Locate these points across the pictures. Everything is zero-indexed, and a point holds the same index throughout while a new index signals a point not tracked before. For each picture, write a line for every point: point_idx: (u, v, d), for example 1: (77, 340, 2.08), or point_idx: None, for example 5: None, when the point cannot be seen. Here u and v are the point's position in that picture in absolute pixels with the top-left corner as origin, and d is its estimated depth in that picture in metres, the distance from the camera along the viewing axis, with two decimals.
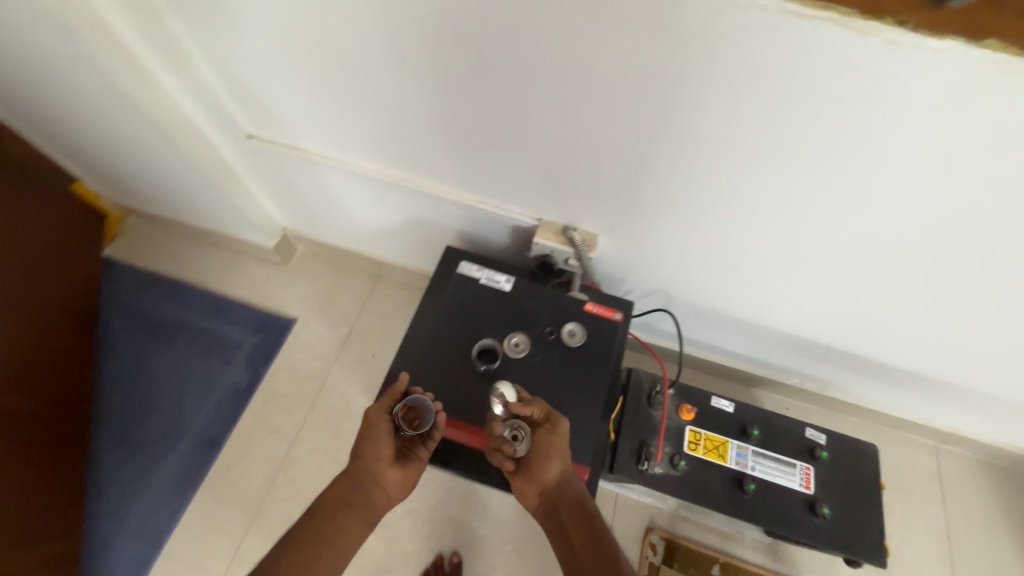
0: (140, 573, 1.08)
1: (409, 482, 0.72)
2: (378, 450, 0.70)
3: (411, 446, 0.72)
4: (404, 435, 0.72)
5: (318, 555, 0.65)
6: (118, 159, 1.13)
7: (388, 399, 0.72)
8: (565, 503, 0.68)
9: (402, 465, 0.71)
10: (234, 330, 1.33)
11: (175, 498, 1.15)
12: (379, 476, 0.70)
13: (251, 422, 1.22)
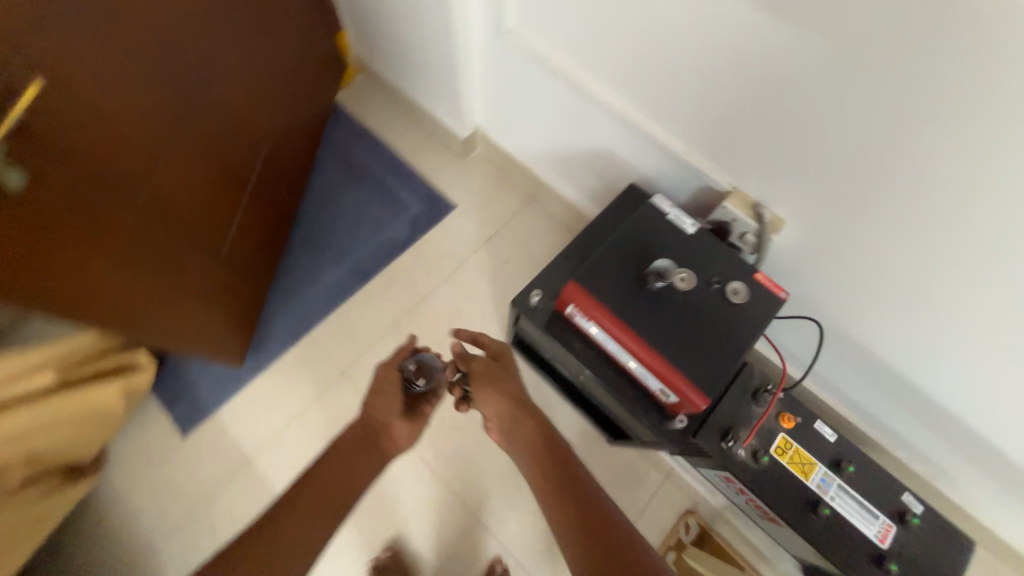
0: (292, 341, 1.33)
1: (415, 433, 0.96)
2: (394, 406, 0.93)
3: (418, 404, 0.96)
4: (413, 394, 0.96)
5: (323, 512, 0.81)
6: (389, 19, 1.34)
7: (403, 357, 0.96)
8: (522, 418, 0.91)
9: (411, 418, 0.95)
10: (408, 195, 1.55)
11: (330, 301, 1.38)
12: (388, 425, 0.93)
13: (397, 271, 1.44)
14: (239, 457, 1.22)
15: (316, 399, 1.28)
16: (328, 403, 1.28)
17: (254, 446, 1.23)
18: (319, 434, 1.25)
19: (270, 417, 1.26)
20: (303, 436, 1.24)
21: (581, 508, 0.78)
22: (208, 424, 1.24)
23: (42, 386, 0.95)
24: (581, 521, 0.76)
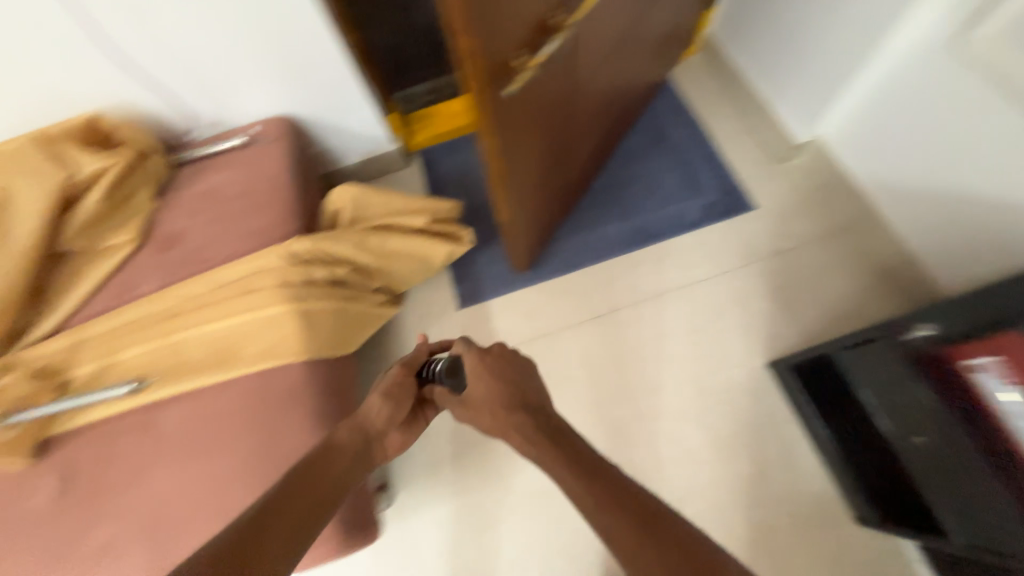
0: (563, 270, 1.44)
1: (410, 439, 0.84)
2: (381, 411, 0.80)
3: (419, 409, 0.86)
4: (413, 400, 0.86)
5: (301, 495, 0.61)
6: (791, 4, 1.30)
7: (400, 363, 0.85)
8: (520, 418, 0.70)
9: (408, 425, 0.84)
10: (709, 180, 1.53)
11: (606, 249, 1.46)
12: (384, 433, 0.78)
13: (676, 246, 1.45)
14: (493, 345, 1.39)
15: (569, 328, 1.38)
16: (577, 336, 1.37)
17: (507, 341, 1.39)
18: (561, 359, 1.35)
19: (526, 324, 1.40)
20: (548, 354, 1.36)
21: (608, 495, 0.56)
22: (479, 307, 1.44)
23: (411, 226, 1.25)
24: (620, 522, 0.52)
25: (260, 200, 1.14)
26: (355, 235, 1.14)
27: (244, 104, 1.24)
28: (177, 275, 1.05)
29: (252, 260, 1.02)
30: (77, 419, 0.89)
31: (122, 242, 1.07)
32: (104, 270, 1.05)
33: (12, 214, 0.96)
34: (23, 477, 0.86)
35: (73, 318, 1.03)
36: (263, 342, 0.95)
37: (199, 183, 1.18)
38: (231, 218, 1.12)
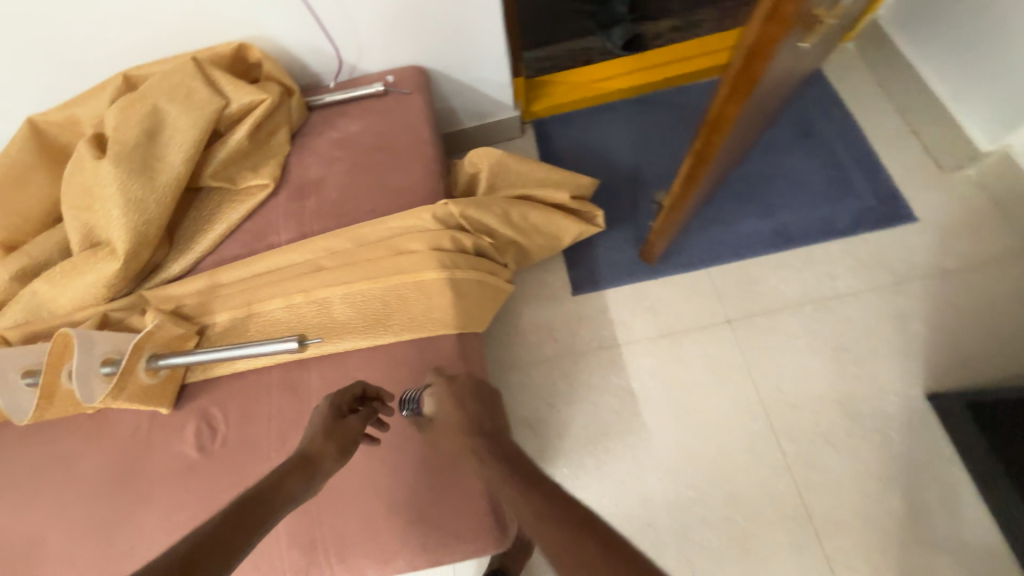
0: (691, 267, 1.33)
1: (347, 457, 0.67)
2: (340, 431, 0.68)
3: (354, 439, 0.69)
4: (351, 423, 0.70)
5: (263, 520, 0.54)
6: None
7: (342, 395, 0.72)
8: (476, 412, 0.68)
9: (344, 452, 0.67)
10: (863, 184, 1.37)
11: (741, 248, 1.34)
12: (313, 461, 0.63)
13: (822, 254, 1.31)
14: (612, 338, 1.29)
15: (696, 329, 1.27)
16: (706, 339, 1.26)
17: (626, 336, 1.28)
18: (688, 362, 1.24)
19: (648, 320, 1.30)
20: (672, 355, 1.25)
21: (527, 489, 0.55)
22: (596, 295, 1.34)
23: (550, 200, 1.13)
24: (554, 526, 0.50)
25: (400, 154, 1.04)
26: (499, 202, 1.03)
27: (384, 49, 1.15)
28: (316, 226, 0.98)
29: (401, 218, 0.93)
30: (223, 369, 0.83)
31: (259, 185, 1.00)
32: (239, 213, 0.99)
33: (162, 141, 0.88)
34: (165, 423, 0.82)
35: (207, 261, 0.97)
36: (415, 308, 0.87)
37: (334, 129, 1.08)
38: (371, 171, 1.03)
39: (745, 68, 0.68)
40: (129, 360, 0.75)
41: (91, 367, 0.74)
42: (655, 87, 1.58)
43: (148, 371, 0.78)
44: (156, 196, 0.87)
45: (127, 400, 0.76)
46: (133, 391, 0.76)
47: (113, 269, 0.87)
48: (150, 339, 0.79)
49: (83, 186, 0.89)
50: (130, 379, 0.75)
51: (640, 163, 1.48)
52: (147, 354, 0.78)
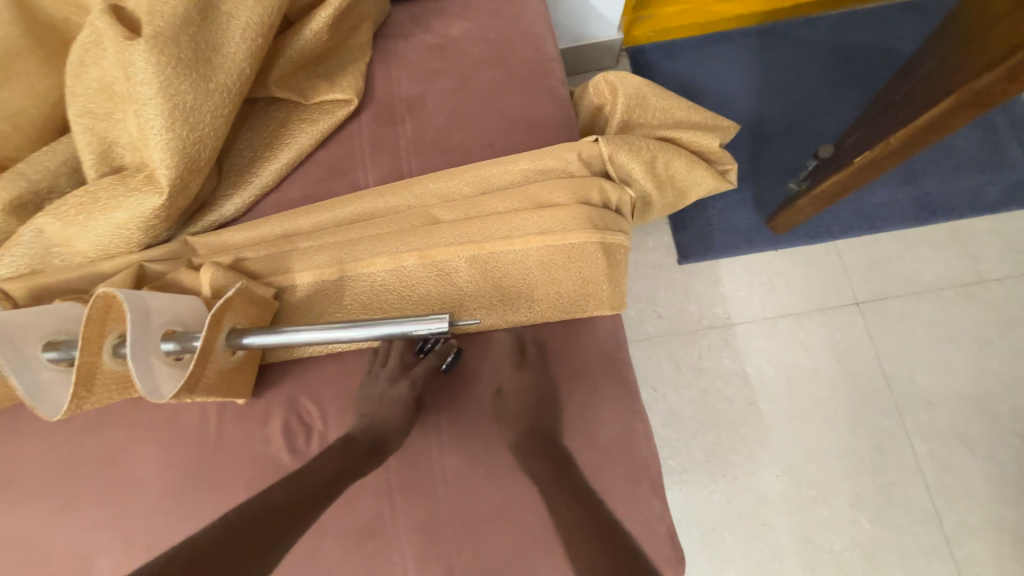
0: (814, 238, 1.15)
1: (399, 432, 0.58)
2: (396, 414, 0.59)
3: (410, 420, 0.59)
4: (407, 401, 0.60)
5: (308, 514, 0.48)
6: None
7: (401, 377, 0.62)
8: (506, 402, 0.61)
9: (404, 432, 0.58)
10: (1020, 152, 1.17)
11: (876, 219, 1.15)
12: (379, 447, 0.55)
13: (965, 231, 1.14)
14: (724, 317, 1.12)
15: (820, 310, 1.11)
16: (831, 322, 1.10)
17: (741, 314, 1.12)
18: (808, 347, 1.09)
19: (765, 297, 1.13)
20: (792, 339, 1.10)
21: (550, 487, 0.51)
22: (706, 266, 1.15)
23: (694, 147, 0.90)
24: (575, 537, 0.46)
25: (518, 72, 0.79)
26: (647, 146, 0.80)
27: None
28: (416, 163, 0.74)
29: (537, 159, 0.71)
30: (315, 349, 0.64)
31: (338, 102, 0.75)
32: (312, 137, 0.73)
33: (218, 21, 0.62)
34: (243, 414, 0.63)
35: (272, 201, 0.74)
36: (563, 280, 0.67)
37: (427, 31, 0.81)
38: (482, 92, 0.78)
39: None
40: (207, 339, 0.54)
41: (150, 345, 0.53)
42: (778, 16, 1.32)
43: (226, 351, 0.58)
44: (211, 103, 0.62)
45: (204, 393, 0.56)
46: (211, 379, 0.56)
47: (152, 205, 0.64)
48: (230, 308, 0.57)
49: (103, 82, 0.63)
50: (207, 365, 0.55)
51: (760, 109, 1.24)
52: (227, 329, 0.57)
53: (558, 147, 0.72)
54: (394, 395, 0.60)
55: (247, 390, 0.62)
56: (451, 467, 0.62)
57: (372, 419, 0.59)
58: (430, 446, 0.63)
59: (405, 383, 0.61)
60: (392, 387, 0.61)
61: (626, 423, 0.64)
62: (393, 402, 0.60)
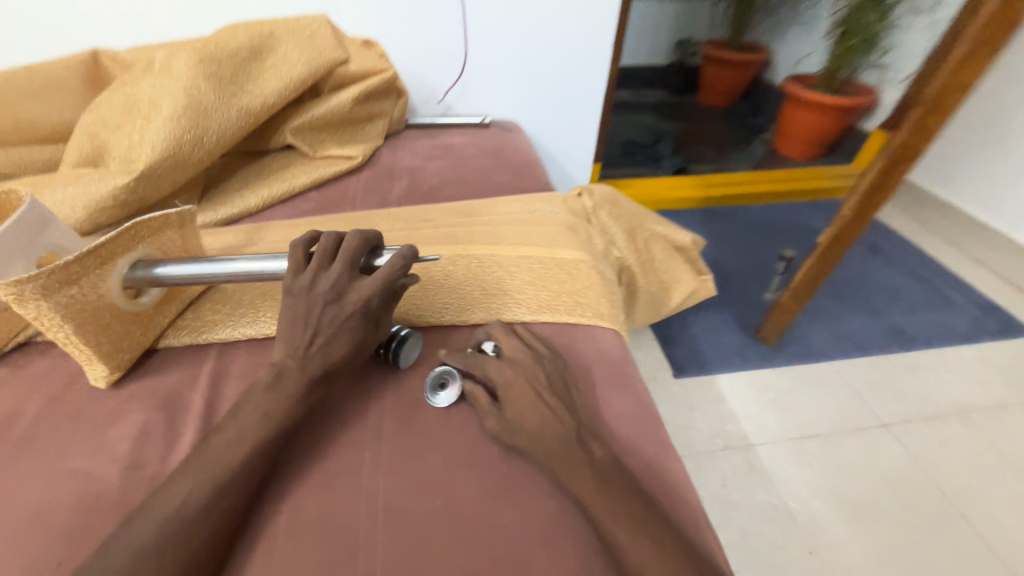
0: (809, 357, 1.10)
1: (322, 350, 0.40)
2: (301, 329, 0.41)
3: (326, 331, 0.41)
4: (312, 304, 0.41)
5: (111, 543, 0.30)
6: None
7: (298, 277, 0.42)
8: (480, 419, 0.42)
9: (327, 346, 0.40)
10: (959, 297, 1.29)
11: (864, 343, 1.13)
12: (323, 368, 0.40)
13: (953, 357, 1.12)
14: (741, 436, 0.93)
15: (849, 432, 0.95)
16: (867, 445, 0.93)
17: (761, 434, 0.94)
18: (857, 475, 0.88)
19: (781, 415, 0.98)
20: (830, 464, 0.89)
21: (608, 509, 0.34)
22: (705, 381, 1.04)
23: (672, 239, 0.90)
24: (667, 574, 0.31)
25: (508, 163, 0.92)
26: (629, 214, 0.84)
27: (486, 96, 1.14)
28: (406, 204, 0.76)
29: (527, 200, 0.74)
30: (233, 332, 0.48)
31: (344, 158, 0.82)
32: (310, 178, 0.77)
33: (260, 68, 0.72)
34: (79, 413, 0.42)
35: (245, 221, 0.70)
36: (555, 284, 0.58)
37: (433, 139, 0.98)
38: (476, 169, 0.88)
39: (913, 137, 0.73)
40: (105, 246, 0.42)
41: (26, 246, 0.41)
42: (711, 202, 1.65)
43: (121, 284, 0.44)
44: (225, 114, 0.66)
45: (55, 313, 0.39)
46: (81, 302, 0.41)
47: (114, 184, 0.58)
48: (156, 235, 0.47)
49: (127, 97, 0.67)
50: (87, 278, 0.41)
51: (718, 255, 1.40)
52: (133, 257, 0.45)
53: (547, 196, 0.76)
54: (342, 317, 0.41)
55: (120, 363, 0.44)
56: (389, 503, 0.37)
57: (318, 351, 0.40)
58: (359, 467, 0.39)
59: (358, 298, 0.41)
60: (339, 303, 0.41)
61: (655, 444, 0.44)
62: (345, 323, 0.41)
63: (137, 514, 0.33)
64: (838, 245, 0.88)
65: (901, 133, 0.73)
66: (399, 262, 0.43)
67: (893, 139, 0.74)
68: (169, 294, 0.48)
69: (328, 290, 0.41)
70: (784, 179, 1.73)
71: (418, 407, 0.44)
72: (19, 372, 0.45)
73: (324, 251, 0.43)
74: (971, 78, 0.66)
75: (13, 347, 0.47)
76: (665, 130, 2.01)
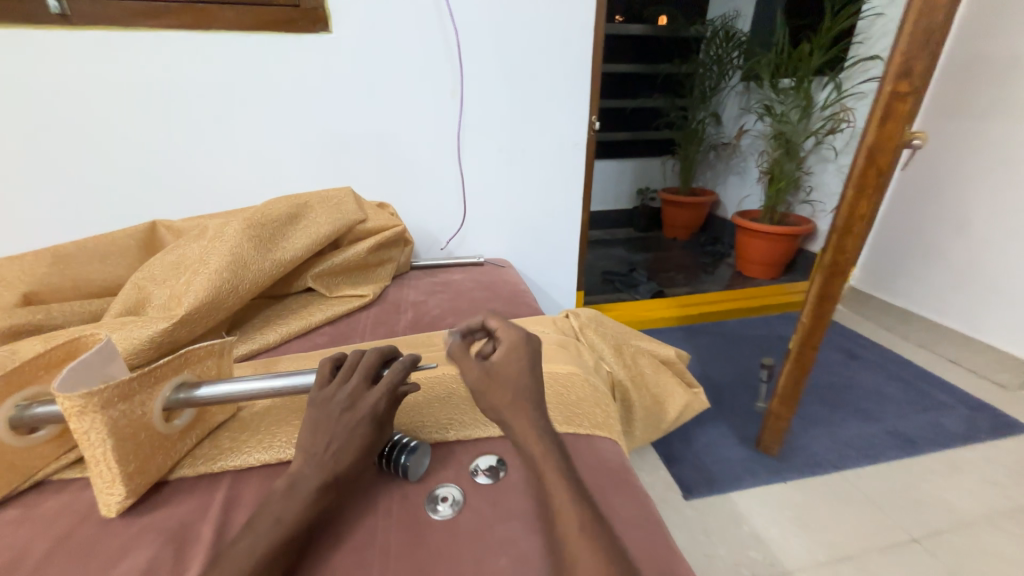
0: (817, 467, 1.07)
1: (331, 460, 0.43)
2: (315, 439, 0.44)
3: (338, 441, 0.44)
4: (329, 414, 0.45)
5: None
6: (947, 245, 1.49)
7: (319, 389, 0.47)
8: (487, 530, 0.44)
9: (336, 456, 0.43)
10: (946, 396, 1.32)
11: (868, 449, 1.12)
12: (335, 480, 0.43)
13: (962, 459, 1.10)
14: (769, 563, 0.85)
15: (882, 550, 0.88)
16: (903, 564, 0.85)
17: (792, 557, 0.86)
18: None
19: (806, 535, 0.91)
20: None
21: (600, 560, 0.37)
22: (717, 500, 0.99)
23: (656, 352, 0.95)
24: None
25: (502, 293, 1.03)
26: (613, 330, 0.93)
27: (479, 240, 1.33)
28: (411, 332, 0.84)
29: (521, 324, 0.83)
30: (248, 458, 0.51)
31: (356, 296, 0.93)
32: (325, 315, 0.86)
33: (293, 229, 0.87)
34: (88, 550, 0.42)
35: (264, 355, 0.76)
36: (551, 395, 0.63)
37: (435, 277, 1.11)
38: (473, 300, 0.98)
39: (839, 256, 0.87)
40: (161, 366, 0.48)
41: (98, 373, 0.45)
42: (691, 321, 1.77)
43: (163, 405, 0.48)
44: (261, 265, 0.79)
45: (104, 428, 0.43)
46: (127, 418, 0.45)
47: (155, 328, 0.65)
48: (200, 361, 0.53)
49: (177, 259, 0.78)
50: (138, 397, 0.46)
51: (705, 369, 1.46)
52: (177, 379, 0.50)
53: (538, 319, 0.86)
54: (353, 426, 0.45)
55: (137, 488, 0.45)
56: None
57: (330, 457, 0.43)
58: None
59: (368, 404, 0.46)
60: (352, 410, 0.45)
61: (665, 548, 0.45)
62: (356, 429, 0.45)
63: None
64: (809, 348, 0.95)
65: (828, 252, 0.88)
66: (404, 369, 0.48)
67: (823, 257, 0.88)
68: (195, 418, 0.52)
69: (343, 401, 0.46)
70: (752, 295, 1.89)
71: (427, 523, 0.45)
72: (31, 510, 0.46)
73: (344, 365, 0.49)
74: (867, 210, 0.83)
75: (26, 487, 0.48)
76: (638, 259, 2.26)
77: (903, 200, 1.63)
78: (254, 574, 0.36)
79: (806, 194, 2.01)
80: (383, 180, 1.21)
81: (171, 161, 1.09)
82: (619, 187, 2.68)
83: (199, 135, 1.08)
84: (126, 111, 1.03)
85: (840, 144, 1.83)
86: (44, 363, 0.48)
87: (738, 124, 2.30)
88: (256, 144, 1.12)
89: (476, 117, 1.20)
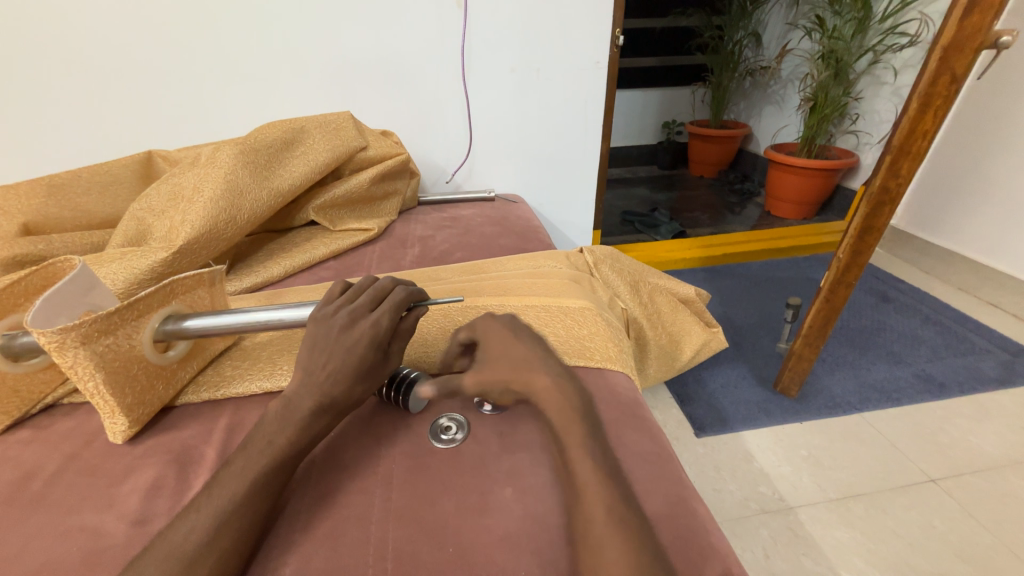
0: (836, 408, 1.05)
1: (329, 377, 0.41)
2: (315, 358, 0.42)
3: (336, 358, 0.42)
4: (329, 332, 0.43)
5: None
6: (1007, 177, 1.34)
7: (322, 307, 0.45)
8: (490, 464, 0.42)
9: (334, 373, 0.41)
10: (984, 341, 1.25)
11: (891, 393, 1.08)
12: (334, 402, 0.41)
13: (995, 404, 1.05)
14: (776, 497, 0.86)
15: (896, 490, 0.87)
16: (917, 503, 0.84)
17: (799, 495, 0.86)
18: (913, 539, 0.78)
19: (819, 473, 0.90)
20: (881, 526, 0.81)
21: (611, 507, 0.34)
22: (730, 440, 0.98)
23: (675, 291, 0.89)
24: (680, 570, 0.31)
25: (513, 228, 0.98)
26: (630, 266, 0.87)
27: (491, 175, 1.25)
28: (418, 266, 0.80)
29: (534, 260, 0.79)
30: (250, 386, 0.50)
31: (361, 230, 0.90)
32: (329, 248, 0.83)
33: (288, 157, 0.82)
34: (95, 470, 0.42)
35: (268, 288, 0.74)
36: (559, 329, 0.60)
37: (444, 213, 1.06)
38: (483, 235, 0.94)
39: (892, 181, 0.78)
40: (144, 299, 0.46)
41: (74, 302, 0.44)
42: (713, 262, 1.69)
43: (151, 340, 0.47)
44: (257, 194, 0.75)
45: (89, 362, 0.41)
46: (114, 352, 0.43)
47: (153, 258, 0.62)
48: (189, 292, 0.51)
49: (173, 189, 0.74)
50: (123, 330, 0.44)
51: (725, 311, 1.41)
52: (165, 312, 0.48)
53: (550, 254, 0.81)
54: (350, 345, 0.42)
55: (139, 417, 0.45)
56: (398, 550, 0.35)
57: (325, 380, 0.41)
58: (368, 516, 0.38)
59: (369, 323, 0.43)
60: (350, 331, 0.43)
61: (676, 483, 0.43)
62: (354, 348, 0.42)
63: (131, 563, 0.32)
64: (842, 287, 0.89)
65: (875, 181, 0.79)
66: (404, 294, 0.46)
67: (869, 190, 0.80)
68: (193, 349, 0.51)
69: (344, 321, 0.43)
70: (780, 236, 1.78)
71: (429, 450, 0.44)
72: (41, 433, 0.47)
73: (349, 290, 0.46)
74: (932, 126, 0.72)
75: (36, 411, 0.49)
76: (660, 199, 2.14)
77: (962, 126, 1.45)
78: (246, 493, 0.35)
79: (851, 124, 1.80)
80: (386, 107, 1.12)
81: (167, 86, 1.02)
82: (643, 119, 2.49)
83: (192, 60, 1.01)
84: (113, 31, 0.95)
85: (898, 63, 1.60)
86: (22, 290, 0.46)
87: (781, 43, 2.05)
88: (247, 64, 1.03)
89: (487, 34, 1.08)
